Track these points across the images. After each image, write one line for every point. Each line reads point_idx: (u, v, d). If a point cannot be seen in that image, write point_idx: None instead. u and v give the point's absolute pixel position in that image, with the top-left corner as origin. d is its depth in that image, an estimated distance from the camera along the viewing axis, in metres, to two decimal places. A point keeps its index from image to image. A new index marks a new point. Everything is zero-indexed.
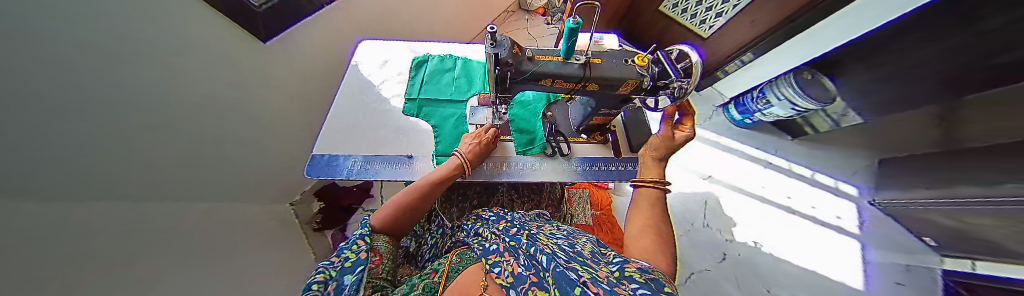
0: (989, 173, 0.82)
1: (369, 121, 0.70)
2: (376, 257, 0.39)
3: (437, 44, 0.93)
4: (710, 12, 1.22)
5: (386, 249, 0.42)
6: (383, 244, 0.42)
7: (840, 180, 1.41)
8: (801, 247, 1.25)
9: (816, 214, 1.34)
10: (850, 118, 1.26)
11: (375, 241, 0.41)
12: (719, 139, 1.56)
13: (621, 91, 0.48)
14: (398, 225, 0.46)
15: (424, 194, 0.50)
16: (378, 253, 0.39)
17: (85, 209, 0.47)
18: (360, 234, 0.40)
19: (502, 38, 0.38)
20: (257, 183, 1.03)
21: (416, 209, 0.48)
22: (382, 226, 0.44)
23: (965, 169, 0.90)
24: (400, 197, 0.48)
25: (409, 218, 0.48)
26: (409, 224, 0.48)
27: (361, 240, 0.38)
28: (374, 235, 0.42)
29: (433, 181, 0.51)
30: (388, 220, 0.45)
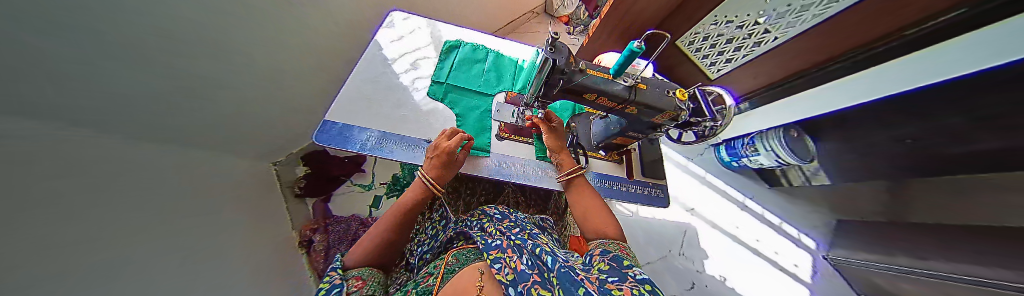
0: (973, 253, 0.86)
1: (388, 95, 0.69)
2: (358, 281, 0.36)
3: (463, 30, 0.91)
4: (720, 58, 1.29)
5: (370, 276, 0.40)
6: (363, 273, 0.39)
7: (802, 232, 1.54)
8: (763, 288, 1.36)
9: (777, 259, 1.45)
10: (819, 178, 1.39)
11: (353, 272, 0.38)
12: (708, 176, 1.65)
13: (656, 120, 0.50)
14: (376, 256, 0.43)
15: (395, 224, 0.46)
16: (360, 278, 0.38)
17: (23, 131, 0.39)
18: (331, 268, 0.38)
19: (561, 46, 0.39)
20: (237, 136, 0.93)
21: (395, 242, 0.46)
22: (355, 261, 0.41)
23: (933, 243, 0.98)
24: (373, 231, 0.45)
25: (387, 246, 0.44)
26: (391, 252, 0.45)
27: (334, 271, 0.37)
28: (348, 269, 0.39)
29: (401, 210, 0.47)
30: (363, 252, 0.42)
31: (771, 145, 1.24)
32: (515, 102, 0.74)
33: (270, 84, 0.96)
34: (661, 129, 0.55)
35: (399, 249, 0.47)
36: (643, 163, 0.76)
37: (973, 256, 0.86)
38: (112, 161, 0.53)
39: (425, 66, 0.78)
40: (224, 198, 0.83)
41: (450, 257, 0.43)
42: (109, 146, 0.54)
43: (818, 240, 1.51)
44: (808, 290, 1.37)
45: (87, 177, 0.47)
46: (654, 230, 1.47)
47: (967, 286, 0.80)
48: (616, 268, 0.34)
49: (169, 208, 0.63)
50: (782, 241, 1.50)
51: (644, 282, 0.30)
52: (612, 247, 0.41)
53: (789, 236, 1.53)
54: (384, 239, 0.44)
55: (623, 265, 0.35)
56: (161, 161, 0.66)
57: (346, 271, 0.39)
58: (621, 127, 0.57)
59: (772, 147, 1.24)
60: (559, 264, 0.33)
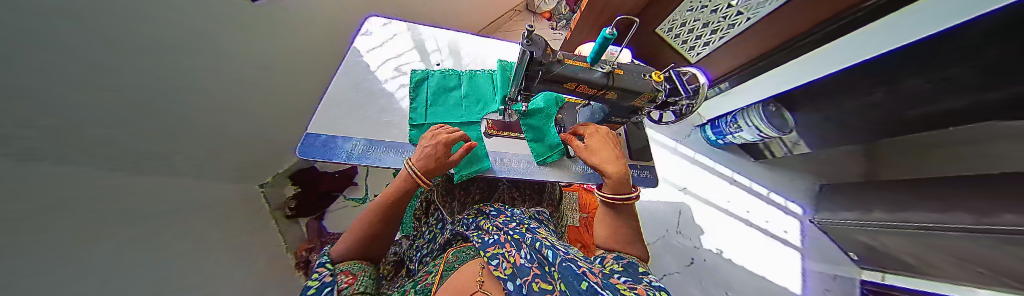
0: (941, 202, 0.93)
1: (372, 102, 0.68)
2: (348, 276, 0.36)
3: (439, 30, 0.93)
4: (698, 42, 1.31)
5: (360, 271, 0.39)
6: (352, 267, 0.39)
7: (789, 200, 1.60)
8: (758, 258, 1.41)
9: (769, 228, 1.51)
10: (801, 147, 1.43)
11: (341, 268, 0.38)
12: (697, 156, 1.70)
13: (636, 103, 0.52)
14: (363, 250, 0.42)
15: (381, 220, 0.43)
16: (350, 273, 0.37)
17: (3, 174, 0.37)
18: (319, 264, 0.37)
19: (537, 38, 0.39)
20: (221, 160, 0.90)
21: (382, 236, 0.44)
22: (343, 254, 0.41)
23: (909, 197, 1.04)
24: (358, 225, 0.43)
25: (372, 240, 0.43)
26: (379, 243, 0.44)
27: (322, 269, 0.36)
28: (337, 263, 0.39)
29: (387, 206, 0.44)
30: (350, 246, 0.41)
31: (752, 121, 1.29)
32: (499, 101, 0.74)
33: (251, 104, 0.93)
34: (643, 112, 0.57)
35: (388, 241, 0.46)
36: (631, 148, 0.78)
37: (945, 206, 0.92)
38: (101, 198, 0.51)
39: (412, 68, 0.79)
40: (213, 227, 0.80)
41: (449, 255, 0.43)
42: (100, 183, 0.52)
43: (803, 206, 1.59)
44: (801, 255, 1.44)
45: (76, 217, 0.45)
46: (651, 213, 1.51)
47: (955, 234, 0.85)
48: (631, 272, 0.33)
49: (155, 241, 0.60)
50: (771, 210, 1.57)
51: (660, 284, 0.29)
52: (629, 255, 0.41)
53: (776, 205, 1.60)
54: (369, 236, 0.42)
55: (640, 271, 0.34)
56: (151, 193, 0.63)
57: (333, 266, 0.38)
58: (604, 114, 0.60)
59: (753, 123, 1.30)
60: (559, 257, 0.33)
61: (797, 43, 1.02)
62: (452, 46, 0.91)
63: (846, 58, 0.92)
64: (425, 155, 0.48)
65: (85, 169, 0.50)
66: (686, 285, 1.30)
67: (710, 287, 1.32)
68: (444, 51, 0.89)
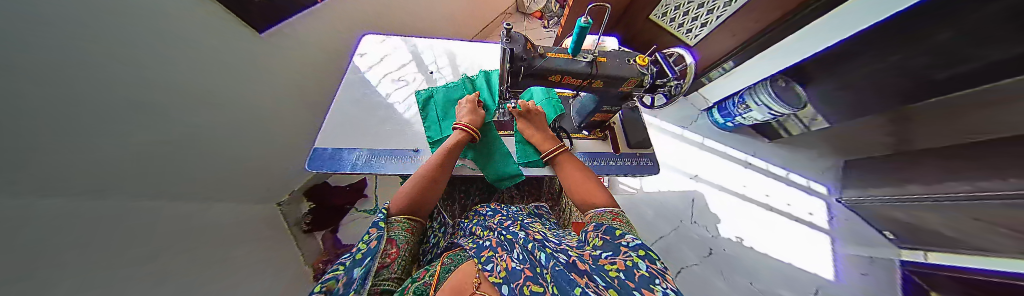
0: (986, 168, 0.85)
1: (372, 114, 0.71)
2: (392, 249, 0.37)
3: (438, 41, 0.96)
4: (695, 23, 1.30)
5: (404, 239, 0.41)
6: (399, 234, 0.40)
7: (812, 179, 1.52)
8: (782, 243, 1.34)
9: (791, 210, 1.44)
10: (819, 123, 1.39)
11: (393, 230, 0.40)
12: (706, 141, 1.64)
13: (624, 89, 0.51)
14: (416, 206, 0.46)
15: (431, 176, 0.49)
16: (394, 243, 0.38)
17: (47, 203, 0.41)
18: (373, 222, 0.38)
19: (516, 35, 0.43)
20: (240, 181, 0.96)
21: (432, 190, 0.48)
22: (399, 210, 0.44)
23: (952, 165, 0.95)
24: (411, 182, 0.47)
25: (425, 196, 0.47)
26: (428, 200, 0.48)
27: (375, 229, 0.36)
28: (393, 218, 0.42)
29: (438, 162, 0.51)
30: (405, 202, 0.45)
31: (760, 99, 1.24)
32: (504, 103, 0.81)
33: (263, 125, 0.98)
34: (633, 97, 0.57)
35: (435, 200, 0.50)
36: (628, 133, 0.77)
37: (986, 170, 0.85)
38: (133, 218, 0.56)
39: (411, 80, 0.83)
40: (235, 243, 0.85)
41: (445, 257, 0.44)
42: (130, 206, 0.57)
43: (829, 185, 1.50)
44: (831, 238, 1.35)
45: (114, 237, 0.49)
46: (662, 204, 1.47)
47: (1001, 204, 0.79)
48: (611, 241, 0.32)
49: (190, 256, 0.65)
50: (792, 191, 1.49)
51: (637, 248, 0.28)
52: (605, 218, 0.41)
53: (797, 185, 1.51)
54: (422, 191, 0.47)
55: (616, 235, 0.34)
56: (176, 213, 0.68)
57: (389, 224, 0.40)
58: (595, 103, 0.59)
59: (762, 102, 1.25)
60: (550, 259, 0.32)
61: (798, 15, 0.98)
62: (451, 58, 0.94)
63: (863, 19, 0.82)
64: (471, 117, 0.60)
65: (117, 193, 0.55)
66: (706, 276, 1.25)
67: (733, 277, 1.25)
68: (443, 62, 0.92)
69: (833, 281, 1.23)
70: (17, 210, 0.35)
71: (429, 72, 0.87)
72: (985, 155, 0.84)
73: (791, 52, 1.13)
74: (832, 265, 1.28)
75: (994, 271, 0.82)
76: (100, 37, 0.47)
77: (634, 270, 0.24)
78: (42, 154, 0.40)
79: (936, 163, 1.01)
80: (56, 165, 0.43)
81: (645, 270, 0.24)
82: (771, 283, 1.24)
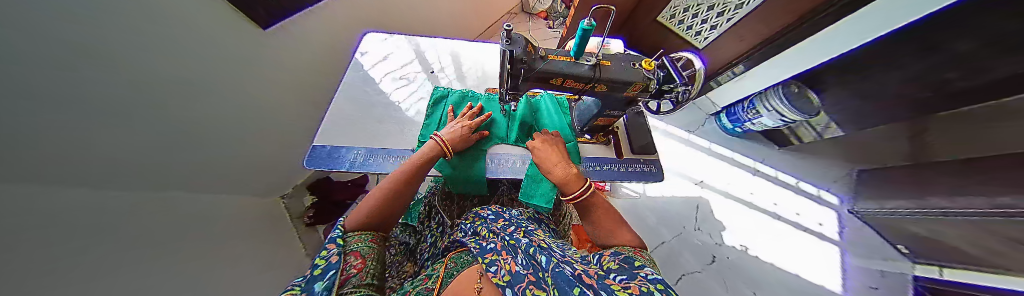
0: (1011, 183, 0.80)
1: (372, 112, 0.72)
2: (358, 260, 0.33)
3: (440, 40, 0.95)
4: (703, 26, 1.27)
5: (370, 252, 0.37)
6: (363, 246, 0.37)
7: (822, 188, 1.47)
8: (788, 253, 1.30)
9: (800, 220, 1.39)
10: (832, 130, 1.34)
11: (355, 243, 0.37)
12: (712, 146, 1.60)
13: (628, 94, 0.50)
14: (380, 218, 0.43)
15: (400, 188, 0.47)
16: (359, 254, 0.35)
17: (50, 195, 0.42)
18: (329, 240, 0.35)
19: (517, 37, 0.41)
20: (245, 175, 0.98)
21: (398, 204, 0.46)
22: (359, 223, 0.40)
23: (974, 179, 0.91)
24: (376, 195, 0.44)
25: (390, 209, 0.44)
26: (392, 215, 0.45)
27: (331, 245, 0.34)
28: (350, 235, 0.38)
29: (409, 173, 0.49)
30: (368, 214, 0.42)
31: (771, 105, 1.21)
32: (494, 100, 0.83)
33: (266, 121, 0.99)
34: (637, 102, 0.55)
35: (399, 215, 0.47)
36: (630, 137, 0.75)
37: (1006, 185, 0.81)
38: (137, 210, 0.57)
39: (412, 79, 0.83)
40: (238, 235, 0.87)
41: (449, 261, 0.43)
42: (133, 199, 0.58)
43: (841, 196, 1.45)
44: (841, 250, 1.31)
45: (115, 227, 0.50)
46: (665, 209, 1.44)
47: (1012, 221, 0.76)
48: (628, 269, 0.30)
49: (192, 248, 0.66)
50: (801, 201, 1.45)
51: (655, 278, 0.26)
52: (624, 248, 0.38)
53: (807, 194, 1.47)
54: (391, 202, 0.44)
55: (635, 265, 0.31)
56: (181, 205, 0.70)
57: (349, 239, 0.37)
58: (598, 108, 0.57)
59: (773, 107, 1.21)
60: (554, 263, 0.31)
61: (810, 20, 0.94)
62: (453, 56, 0.93)
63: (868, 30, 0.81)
64: (455, 134, 0.59)
65: (119, 186, 0.56)
66: (708, 283, 1.23)
67: (736, 286, 1.22)
68: (445, 61, 0.92)
69: (841, 293, 1.19)
70: (20, 201, 0.36)
71: (431, 71, 0.88)
72: (1010, 170, 0.80)
73: (803, 57, 1.09)
74: (841, 279, 1.23)
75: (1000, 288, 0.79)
76: (115, 35, 0.48)
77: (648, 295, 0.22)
78: (53, 147, 0.41)
79: (956, 176, 0.96)
80: (64, 156, 0.44)
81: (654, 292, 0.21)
82: (775, 293, 1.21)
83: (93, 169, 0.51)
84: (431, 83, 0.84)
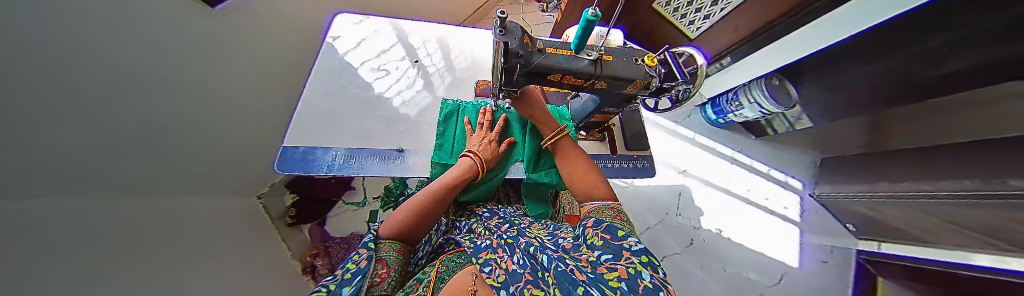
0: (951, 169, 0.91)
1: (351, 109, 0.67)
2: (382, 269, 0.32)
3: (427, 25, 0.88)
4: (698, 15, 1.25)
5: (395, 260, 0.35)
6: (391, 255, 0.35)
7: (790, 175, 1.60)
8: (757, 234, 1.43)
9: (768, 204, 1.52)
10: (803, 122, 1.44)
11: (384, 251, 0.35)
12: (697, 136, 1.67)
13: (628, 91, 0.49)
14: (409, 230, 0.41)
15: (436, 200, 0.45)
16: (384, 263, 0.33)
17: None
18: (363, 243, 0.34)
19: (513, 26, 0.37)
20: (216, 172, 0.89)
21: (428, 217, 0.43)
22: (391, 231, 0.39)
23: (919, 166, 1.02)
24: (413, 202, 0.43)
25: (422, 220, 0.42)
26: (421, 228, 0.43)
27: (364, 249, 0.33)
28: (380, 241, 0.36)
29: (447, 185, 0.46)
30: (399, 223, 0.40)
31: (754, 96, 1.26)
32: (484, 94, 0.78)
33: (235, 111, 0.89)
34: (636, 99, 0.55)
35: (427, 229, 0.44)
36: (626, 136, 0.77)
37: (949, 172, 0.91)
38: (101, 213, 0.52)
39: (393, 69, 0.77)
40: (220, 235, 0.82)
41: (440, 263, 0.42)
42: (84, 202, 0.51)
43: (805, 182, 1.58)
44: (800, 230, 1.45)
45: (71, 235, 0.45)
46: (651, 198, 1.51)
47: (956, 202, 0.85)
48: (610, 242, 0.29)
49: (170, 250, 0.62)
50: (772, 187, 1.56)
51: (641, 254, 0.25)
52: (606, 216, 0.37)
53: (776, 181, 1.59)
54: (422, 214, 0.42)
55: (618, 236, 0.30)
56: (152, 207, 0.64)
57: (381, 246, 0.35)
58: (597, 104, 0.57)
59: (755, 99, 1.27)
60: (553, 258, 0.30)
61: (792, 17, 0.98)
62: (441, 43, 0.87)
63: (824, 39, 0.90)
64: (483, 148, 0.56)
65: (67, 191, 0.49)
66: (687, 265, 1.32)
67: (711, 265, 1.34)
68: (431, 48, 0.85)
69: (797, 268, 1.34)
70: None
71: (415, 60, 0.81)
72: (950, 158, 0.90)
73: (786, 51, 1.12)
74: (799, 255, 1.38)
75: (914, 257, 0.95)
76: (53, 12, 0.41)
77: (638, 280, 0.21)
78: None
79: (904, 163, 1.07)
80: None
81: (649, 280, 0.20)
82: (743, 268, 1.33)
83: (29, 172, 0.44)
84: (416, 73, 0.79)
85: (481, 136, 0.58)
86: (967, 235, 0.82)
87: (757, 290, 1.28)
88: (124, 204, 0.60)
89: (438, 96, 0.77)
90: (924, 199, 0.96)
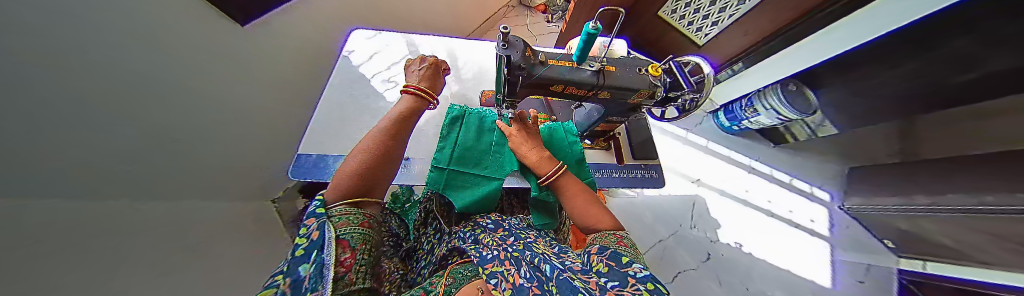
0: (993, 181, 0.83)
1: (362, 118, 0.70)
2: (345, 254, 0.27)
3: (436, 38, 0.92)
4: (706, 21, 1.24)
5: (358, 237, 0.31)
6: (351, 232, 0.30)
7: (815, 186, 1.49)
8: (781, 249, 1.33)
9: (792, 217, 1.42)
10: (826, 129, 1.35)
11: (341, 223, 0.30)
12: (709, 144, 1.61)
13: (634, 101, 0.49)
14: (363, 190, 0.36)
15: (382, 152, 0.38)
16: (347, 244, 0.28)
17: (27, 202, 0.40)
18: (307, 213, 0.31)
19: (514, 40, 0.38)
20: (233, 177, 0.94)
21: (381, 171, 0.38)
22: (340, 196, 0.34)
23: (960, 177, 0.93)
24: (355, 161, 0.36)
25: (375, 175, 0.37)
26: (376, 185, 0.38)
27: (313, 220, 0.30)
28: (334, 210, 0.33)
29: (388, 134, 0.39)
30: (346, 189, 0.35)
31: (768, 103, 1.19)
32: (489, 104, 0.82)
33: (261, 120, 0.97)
34: (641, 108, 0.55)
35: (386, 184, 0.40)
36: (633, 144, 0.75)
37: (991, 183, 0.83)
38: (131, 219, 0.57)
39: (401, 81, 0.80)
40: (230, 241, 0.85)
41: (449, 275, 0.41)
42: (112, 206, 0.55)
43: (832, 192, 1.47)
44: (830, 245, 1.34)
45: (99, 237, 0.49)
46: (663, 208, 1.46)
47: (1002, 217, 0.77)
48: (616, 269, 0.28)
49: (188, 252, 0.66)
50: (794, 198, 1.47)
51: (646, 281, 0.24)
52: (609, 242, 0.36)
53: (799, 191, 1.49)
54: (368, 170, 0.36)
55: (623, 262, 0.29)
56: (171, 213, 0.68)
57: (332, 213, 0.32)
58: (602, 114, 0.57)
59: (770, 105, 1.20)
60: (558, 272, 0.29)
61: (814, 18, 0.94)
62: (450, 55, 0.90)
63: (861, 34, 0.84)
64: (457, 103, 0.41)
65: (100, 195, 0.54)
66: (702, 281, 1.25)
67: (730, 282, 1.25)
68: (439, 59, 0.88)
69: (829, 287, 1.23)
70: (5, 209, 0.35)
71: None
72: (997, 168, 0.81)
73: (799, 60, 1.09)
74: (829, 273, 1.26)
75: (979, 281, 0.82)
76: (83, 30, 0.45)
77: None
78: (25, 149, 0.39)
79: (942, 175, 0.99)
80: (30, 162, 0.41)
81: None
82: (767, 287, 1.24)
83: (73, 176, 0.49)
84: None
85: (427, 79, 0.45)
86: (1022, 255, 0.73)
87: None
88: (151, 205, 0.64)
89: (444, 105, 0.79)
90: (970, 212, 0.87)
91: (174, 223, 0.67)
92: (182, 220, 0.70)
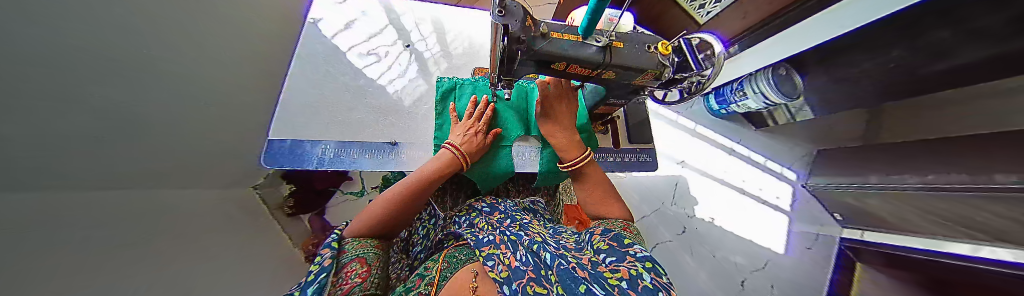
0: (936, 164, 0.94)
1: (338, 99, 0.64)
2: (362, 268, 0.31)
3: (420, 4, 0.82)
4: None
5: (372, 255, 0.35)
6: (368, 251, 0.35)
7: (785, 167, 1.61)
8: (748, 223, 1.47)
9: (761, 194, 1.54)
10: (804, 114, 1.39)
11: (360, 248, 0.35)
12: (697, 127, 1.66)
13: (638, 81, 0.47)
14: (382, 226, 0.41)
15: (415, 192, 0.44)
16: (363, 261, 0.33)
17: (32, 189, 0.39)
18: (324, 245, 0.34)
19: (513, 5, 0.33)
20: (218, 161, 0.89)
21: (405, 209, 0.43)
22: (359, 230, 0.39)
23: (907, 160, 1.04)
24: (386, 196, 0.42)
25: (401, 212, 0.42)
26: (396, 223, 0.43)
27: (327, 251, 0.32)
28: (353, 240, 0.37)
29: (428, 177, 0.45)
30: (370, 222, 0.40)
31: (759, 87, 1.20)
32: None
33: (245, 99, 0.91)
34: (644, 90, 0.53)
35: (406, 220, 0.45)
36: (629, 126, 0.76)
37: (931, 166, 0.95)
38: (129, 207, 0.56)
39: (383, 55, 0.72)
40: (230, 226, 0.85)
41: (443, 259, 0.41)
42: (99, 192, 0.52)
43: (798, 172, 1.60)
44: (788, 218, 1.50)
45: (107, 223, 0.48)
46: (648, 187, 1.54)
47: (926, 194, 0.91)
48: (616, 248, 0.30)
49: (191, 236, 0.65)
50: (766, 177, 1.58)
51: (644, 260, 0.26)
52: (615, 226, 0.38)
53: (771, 172, 1.60)
54: (398, 205, 0.42)
55: (624, 243, 0.31)
56: (166, 201, 0.67)
57: (346, 245, 0.35)
58: (603, 96, 0.56)
59: (760, 90, 1.21)
60: (558, 258, 0.29)
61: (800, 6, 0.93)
62: (436, 25, 0.81)
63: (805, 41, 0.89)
64: (467, 139, 0.53)
65: (89, 181, 0.51)
66: (677, 251, 1.39)
67: (700, 251, 1.40)
68: (424, 30, 0.79)
69: (782, 254, 1.40)
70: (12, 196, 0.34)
71: (407, 44, 0.76)
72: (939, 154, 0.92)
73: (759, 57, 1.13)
74: (785, 242, 1.43)
75: (885, 243, 1.01)
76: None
77: (637, 280, 0.23)
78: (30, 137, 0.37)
79: (893, 158, 1.10)
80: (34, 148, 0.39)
81: (648, 281, 0.22)
82: (731, 254, 1.39)
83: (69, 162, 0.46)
84: (408, 58, 0.74)
85: (467, 125, 0.55)
86: (941, 228, 0.87)
87: (742, 273, 1.34)
88: (142, 191, 0.62)
89: (432, 83, 0.73)
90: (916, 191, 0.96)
91: (169, 208, 0.65)
92: (175, 206, 0.68)
